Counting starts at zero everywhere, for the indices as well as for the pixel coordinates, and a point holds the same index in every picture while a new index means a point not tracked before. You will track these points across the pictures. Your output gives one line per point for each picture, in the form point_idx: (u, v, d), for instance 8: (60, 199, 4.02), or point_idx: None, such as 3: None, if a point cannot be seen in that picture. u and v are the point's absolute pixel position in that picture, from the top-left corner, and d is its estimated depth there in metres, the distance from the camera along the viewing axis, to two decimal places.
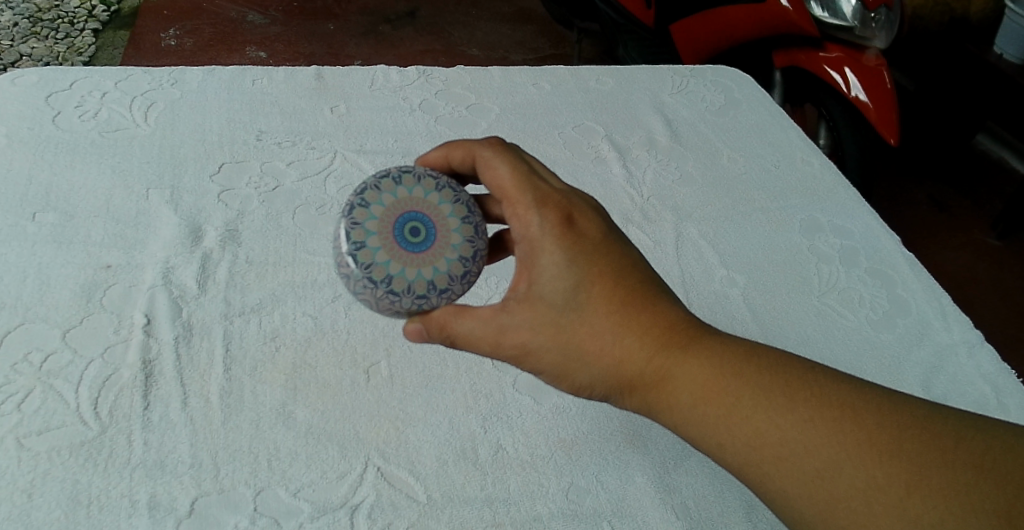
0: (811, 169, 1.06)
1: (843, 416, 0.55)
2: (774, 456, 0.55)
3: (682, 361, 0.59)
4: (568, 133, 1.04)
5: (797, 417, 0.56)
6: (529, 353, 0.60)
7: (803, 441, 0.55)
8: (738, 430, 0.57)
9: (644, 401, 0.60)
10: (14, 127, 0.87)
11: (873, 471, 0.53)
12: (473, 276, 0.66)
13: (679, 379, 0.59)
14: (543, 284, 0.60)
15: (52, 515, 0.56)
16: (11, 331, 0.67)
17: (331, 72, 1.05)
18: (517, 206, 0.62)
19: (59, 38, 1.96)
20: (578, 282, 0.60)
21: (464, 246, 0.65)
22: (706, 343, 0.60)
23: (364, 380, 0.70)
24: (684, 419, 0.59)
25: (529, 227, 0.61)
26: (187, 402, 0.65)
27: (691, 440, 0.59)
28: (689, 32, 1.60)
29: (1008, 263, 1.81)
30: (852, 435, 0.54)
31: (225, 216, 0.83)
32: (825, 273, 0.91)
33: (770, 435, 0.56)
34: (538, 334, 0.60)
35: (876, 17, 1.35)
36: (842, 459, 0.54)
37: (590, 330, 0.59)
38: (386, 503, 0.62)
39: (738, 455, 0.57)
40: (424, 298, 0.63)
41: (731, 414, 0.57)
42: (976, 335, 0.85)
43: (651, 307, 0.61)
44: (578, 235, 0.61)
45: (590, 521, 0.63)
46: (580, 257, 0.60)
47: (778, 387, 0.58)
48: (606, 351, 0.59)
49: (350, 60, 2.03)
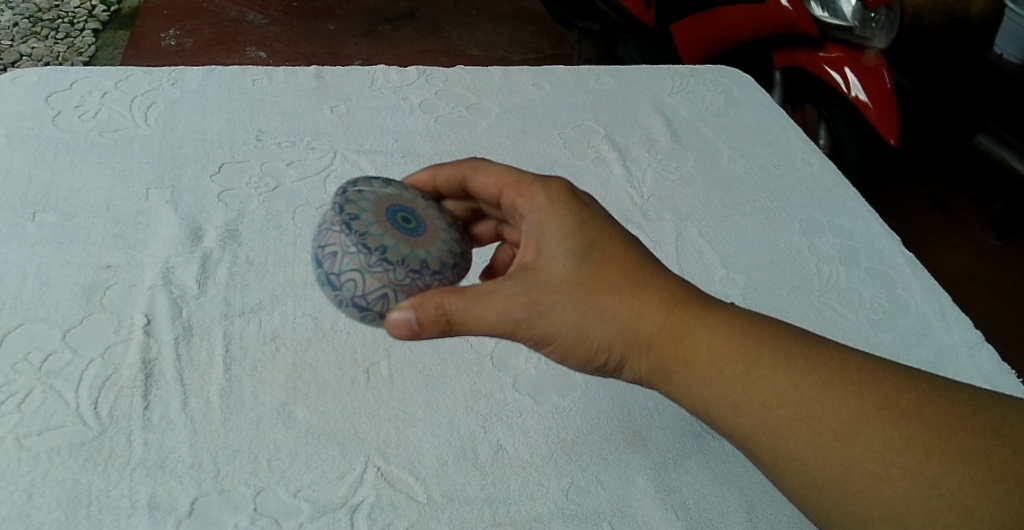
0: (811, 170, 1.06)
1: (859, 381, 0.55)
2: (791, 417, 0.55)
3: (695, 323, 0.59)
4: (568, 133, 1.04)
5: (813, 379, 0.55)
6: (543, 317, 0.60)
7: (820, 404, 0.54)
8: (753, 392, 0.56)
9: (656, 364, 0.60)
10: (14, 127, 0.87)
11: (891, 433, 0.52)
12: (460, 272, 0.66)
13: (693, 340, 0.59)
14: (554, 247, 0.61)
15: (52, 515, 0.56)
16: (11, 332, 0.67)
17: (331, 72, 1.05)
18: (520, 187, 0.66)
19: (59, 38, 1.96)
20: (590, 246, 0.61)
21: (453, 242, 0.67)
22: (716, 310, 0.60)
23: (364, 380, 0.70)
24: (698, 381, 0.58)
25: (536, 201, 0.64)
26: (187, 402, 0.65)
27: (703, 405, 0.58)
28: (689, 32, 1.60)
29: (1009, 262, 1.81)
30: (869, 398, 0.54)
31: (226, 216, 0.83)
32: (825, 273, 0.91)
33: (787, 397, 0.55)
34: (552, 296, 0.59)
35: (876, 17, 1.35)
36: (860, 421, 0.53)
37: (605, 291, 0.60)
38: (386, 503, 0.61)
39: (752, 416, 0.56)
40: (417, 272, 0.62)
41: (746, 375, 0.57)
42: (976, 335, 0.85)
43: (660, 274, 0.62)
44: (585, 206, 0.64)
45: (590, 521, 0.63)
46: (590, 224, 0.62)
47: (793, 351, 0.57)
48: (620, 314, 0.60)
49: (350, 60, 2.03)
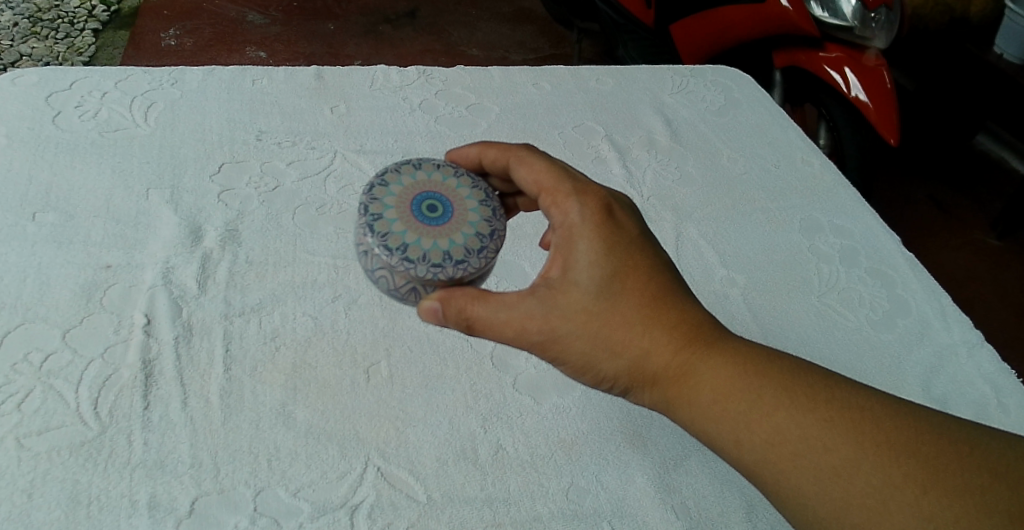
0: (812, 170, 1.05)
1: (862, 419, 0.57)
2: (792, 452, 0.57)
3: (705, 357, 0.60)
4: (568, 133, 1.04)
5: (816, 417, 0.57)
6: (556, 340, 0.61)
7: (822, 441, 0.56)
8: (758, 429, 0.58)
9: (665, 394, 0.61)
10: (14, 127, 0.87)
11: (890, 471, 0.54)
12: (492, 255, 0.65)
13: (702, 374, 0.60)
14: (578, 269, 0.62)
15: (52, 515, 0.56)
16: (11, 331, 0.67)
17: (330, 72, 1.05)
18: (556, 195, 0.65)
19: (60, 38, 1.96)
20: (613, 272, 0.61)
21: (481, 224, 0.65)
22: (729, 342, 0.62)
23: (364, 380, 0.70)
24: (705, 414, 0.59)
25: (569, 215, 0.64)
26: (187, 402, 0.65)
27: (707, 437, 0.60)
28: (689, 32, 1.60)
29: (1008, 263, 1.81)
30: (868, 436, 0.56)
31: (226, 216, 0.83)
32: (825, 273, 0.91)
33: (790, 433, 0.57)
34: (569, 321, 0.60)
35: (876, 17, 1.34)
36: (861, 459, 0.55)
37: (621, 321, 0.60)
38: (386, 503, 0.62)
39: (755, 453, 0.58)
40: (439, 267, 0.62)
41: (752, 409, 0.58)
42: (976, 335, 0.85)
43: (677, 304, 0.62)
44: (616, 226, 0.63)
45: (590, 521, 0.63)
46: (616, 247, 0.62)
47: (796, 384, 0.59)
48: (633, 344, 0.60)
49: (350, 60, 2.03)
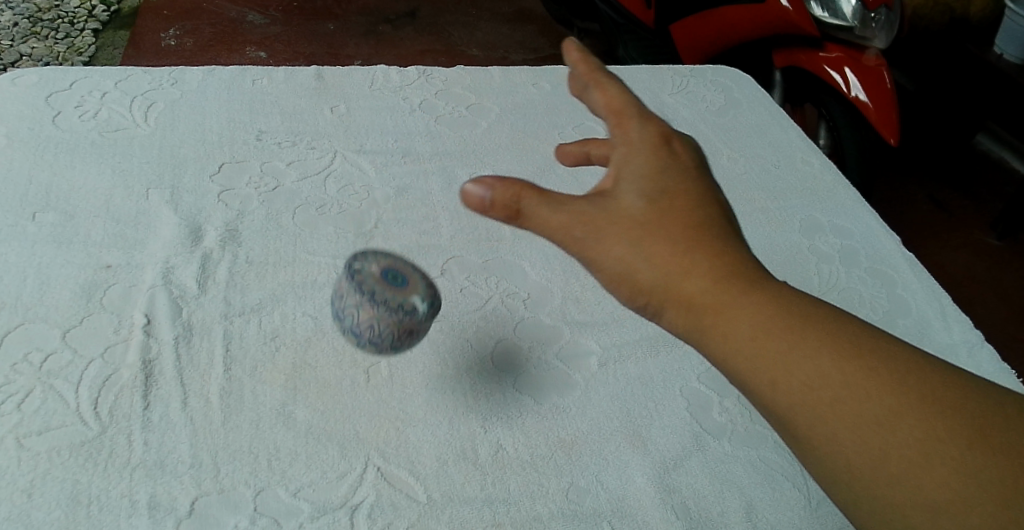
0: (811, 170, 1.06)
1: (872, 346, 0.48)
2: (785, 368, 0.47)
3: (710, 257, 0.50)
4: (568, 133, 1.04)
5: (818, 327, 0.48)
6: (543, 203, 0.51)
7: (813, 350, 0.47)
8: (748, 326, 0.48)
9: (656, 286, 0.49)
10: (14, 127, 0.87)
11: (877, 398, 0.45)
12: (391, 341, 0.68)
13: (699, 266, 0.49)
14: (623, 154, 0.55)
15: (52, 515, 0.56)
16: (11, 331, 0.67)
17: (331, 72, 1.05)
18: (594, 78, 0.59)
19: (60, 38, 1.95)
20: (628, 150, 0.55)
21: (400, 324, 0.68)
22: (751, 268, 0.51)
23: (364, 380, 0.70)
24: (713, 310, 0.48)
25: (607, 94, 0.58)
26: (187, 402, 0.65)
27: (699, 335, 0.49)
28: (689, 32, 1.61)
29: (1008, 262, 1.81)
30: (873, 359, 0.47)
31: (226, 216, 0.83)
32: (825, 272, 0.91)
33: (790, 356, 0.47)
34: (544, 190, 0.51)
35: (876, 17, 1.34)
36: (851, 379, 0.46)
37: (615, 194, 0.53)
38: (386, 503, 0.62)
39: (736, 347, 0.48)
40: (361, 340, 0.69)
41: (755, 308, 0.48)
42: (976, 335, 0.85)
43: (697, 191, 0.54)
44: (646, 118, 0.57)
45: (590, 521, 0.63)
46: (640, 134, 0.56)
47: (820, 304, 0.50)
48: (624, 222, 0.51)
49: (350, 60, 2.03)
